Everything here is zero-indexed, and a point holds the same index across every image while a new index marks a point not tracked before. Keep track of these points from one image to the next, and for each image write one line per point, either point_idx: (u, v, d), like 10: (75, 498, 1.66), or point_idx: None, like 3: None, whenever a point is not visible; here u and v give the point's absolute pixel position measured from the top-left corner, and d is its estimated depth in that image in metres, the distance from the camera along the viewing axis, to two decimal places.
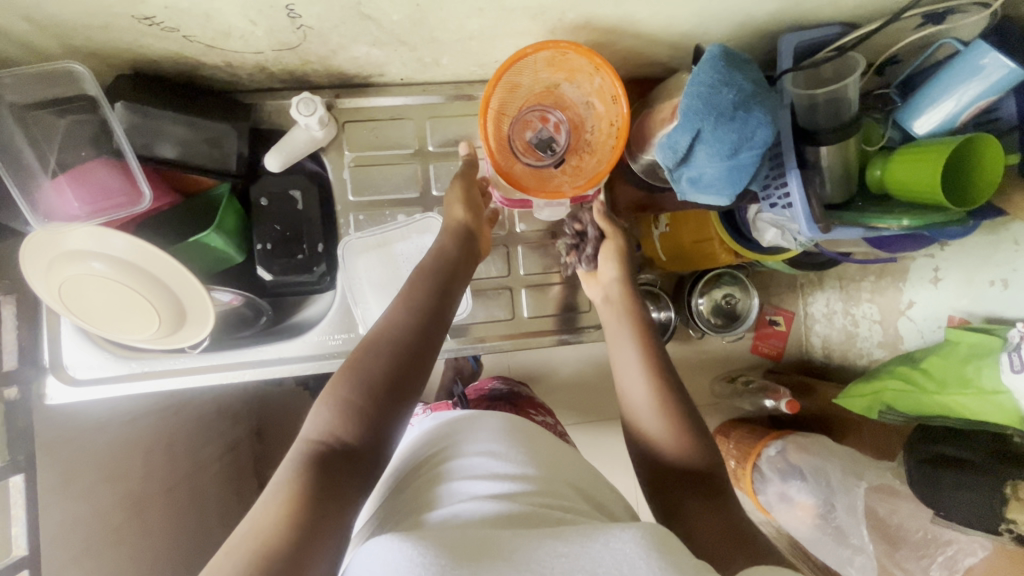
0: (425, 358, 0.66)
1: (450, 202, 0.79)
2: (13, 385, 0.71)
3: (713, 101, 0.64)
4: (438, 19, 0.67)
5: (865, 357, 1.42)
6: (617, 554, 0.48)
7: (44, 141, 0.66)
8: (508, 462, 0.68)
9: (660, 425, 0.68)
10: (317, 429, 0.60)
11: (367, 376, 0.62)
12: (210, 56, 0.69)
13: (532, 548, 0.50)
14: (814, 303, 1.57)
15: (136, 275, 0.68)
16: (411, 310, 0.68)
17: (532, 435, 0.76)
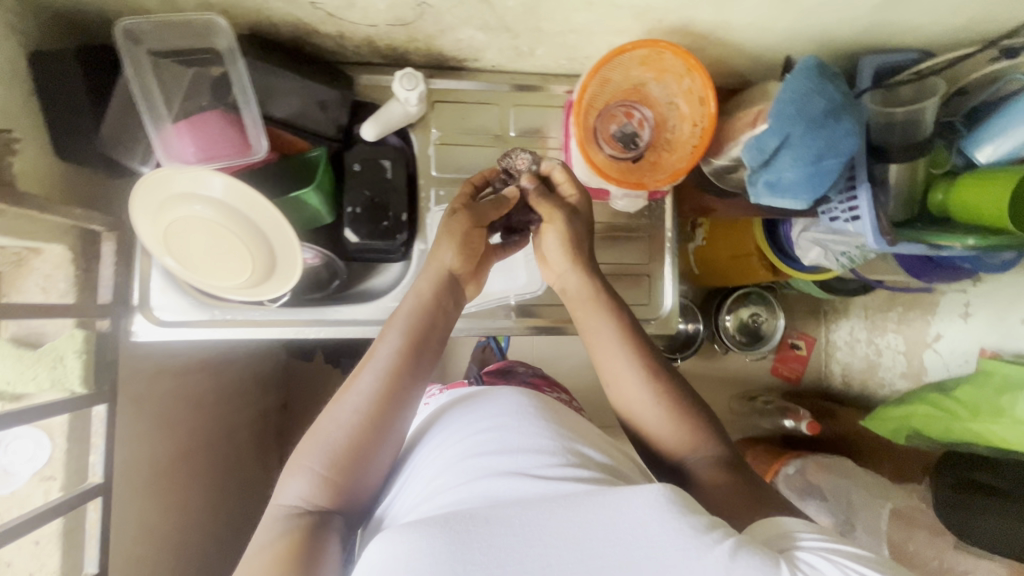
0: (398, 423, 0.65)
1: (446, 240, 0.73)
2: (107, 318, 0.75)
3: (805, 108, 0.68)
4: (548, 9, 0.71)
5: (886, 386, 1.43)
6: (640, 505, 0.49)
7: (171, 89, 0.72)
8: (507, 420, 0.65)
9: (660, 421, 0.70)
10: (291, 495, 0.61)
11: (337, 444, 0.62)
12: (327, 25, 0.73)
13: (538, 517, 0.49)
14: (837, 330, 1.57)
15: (238, 222, 0.71)
16: (384, 373, 0.66)
17: (537, 400, 0.70)
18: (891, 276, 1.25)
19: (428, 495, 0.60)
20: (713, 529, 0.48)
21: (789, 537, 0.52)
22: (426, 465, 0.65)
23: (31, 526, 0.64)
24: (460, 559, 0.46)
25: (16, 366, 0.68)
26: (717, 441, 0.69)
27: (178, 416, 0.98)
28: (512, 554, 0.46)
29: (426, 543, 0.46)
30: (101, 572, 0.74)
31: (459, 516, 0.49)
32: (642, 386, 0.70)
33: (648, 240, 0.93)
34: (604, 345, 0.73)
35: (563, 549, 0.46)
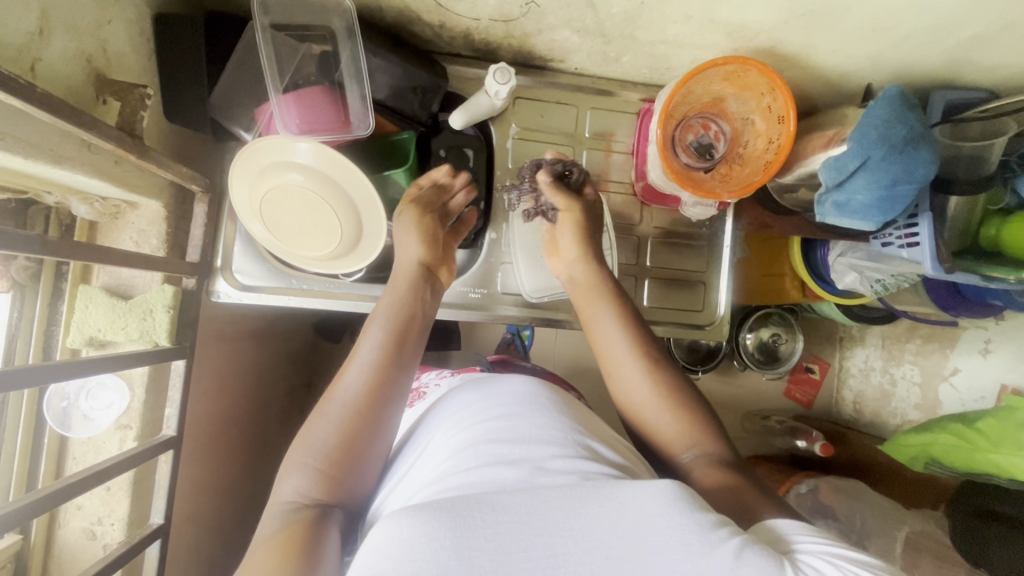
0: (386, 418, 0.66)
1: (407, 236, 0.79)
2: (195, 277, 0.76)
3: (887, 134, 0.71)
4: (649, 18, 0.75)
5: (897, 417, 1.40)
6: (648, 498, 0.47)
7: (284, 62, 0.72)
8: (516, 408, 0.63)
9: (667, 418, 0.68)
10: (290, 491, 0.60)
11: (328, 440, 0.62)
12: (432, 14, 0.76)
13: (546, 506, 0.46)
14: (851, 358, 1.57)
15: (332, 193, 0.74)
16: (369, 369, 0.67)
17: (549, 393, 0.68)
18: (918, 306, 1.22)
19: (434, 480, 0.58)
20: (720, 527, 0.46)
21: (792, 538, 0.49)
22: (434, 452, 0.64)
23: (112, 473, 0.65)
24: (464, 544, 0.43)
25: (109, 314, 0.70)
26: (716, 437, 0.67)
27: (227, 379, 1.00)
28: (517, 542, 0.44)
29: (429, 524, 0.44)
30: (165, 524, 0.74)
31: (462, 499, 0.47)
32: (637, 378, 0.70)
33: (707, 249, 0.97)
34: (605, 338, 0.74)
35: (570, 539, 0.44)
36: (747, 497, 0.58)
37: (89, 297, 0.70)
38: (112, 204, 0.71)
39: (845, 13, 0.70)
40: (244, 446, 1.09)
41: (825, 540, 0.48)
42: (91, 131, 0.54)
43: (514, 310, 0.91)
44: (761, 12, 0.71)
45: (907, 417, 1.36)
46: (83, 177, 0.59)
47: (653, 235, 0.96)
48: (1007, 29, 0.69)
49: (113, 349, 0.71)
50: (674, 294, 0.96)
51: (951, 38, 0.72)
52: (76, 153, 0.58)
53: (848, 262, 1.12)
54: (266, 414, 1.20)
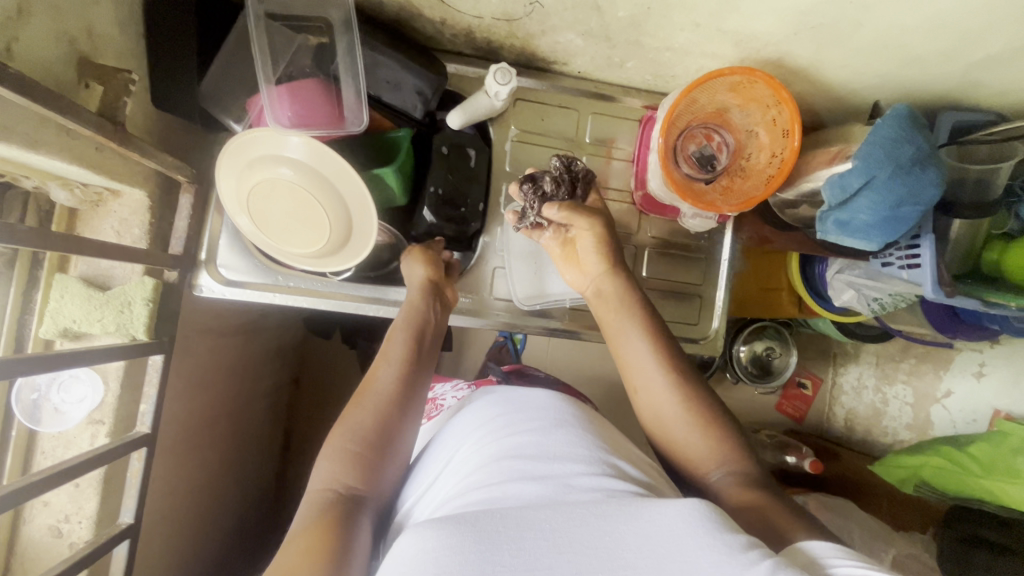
0: (412, 418, 0.67)
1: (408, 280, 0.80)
2: (177, 270, 0.74)
3: (894, 154, 0.70)
4: (656, 25, 0.73)
5: (889, 436, 1.39)
6: (675, 516, 0.45)
7: (278, 53, 0.70)
8: (543, 420, 0.63)
9: (697, 439, 0.66)
10: (323, 479, 0.61)
11: (365, 426, 0.64)
12: (433, 10, 0.74)
13: (572, 523, 0.45)
14: (844, 375, 1.56)
15: (321, 188, 0.71)
16: (400, 365, 0.70)
17: (577, 405, 0.68)
18: (913, 325, 1.20)
19: (459, 493, 0.57)
20: (750, 548, 0.43)
21: (825, 561, 0.47)
22: (459, 465, 0.63)
23: (82, 470, 0.63)
24: (489, 558, 0.42)
25: (84, 306, 0.68)
26: (744, 457, 0.65)
27: (210, 375, 0.97)
28: (541, 559, 0.42)
29: (451, 539, 0.43)
30: (136, 523, 0.72)
31: (487, 515, 0.46)
32: (667, 398, 0.68)
33: (705, 262, 0.95)
34: (634, 353, 0.72)
35: (596, 557, 0.43)
36: (781, 520, 0.56)
37: (66, 287, 0.68)
38: (93, 191, 0.68)
39: (857, 28, 0.68)
40: (227, 442, 1.07)
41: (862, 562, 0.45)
42: (70, 117, 0.52)
43: (505, 315, 0.89)
44: (771, 23, 0.70)
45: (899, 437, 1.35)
46: (61, 163, 0.57)
47: (651, 245, 0.94)
48: (1021, 52, 0.68)
49: (88, 342, 0.68)
50: (669, 307, 0.94)
51: (963, 58, 0.71)
52: (53, 139, 0.56)
53: (847, 280, 1.10)
54: (250, 411, 1.17)
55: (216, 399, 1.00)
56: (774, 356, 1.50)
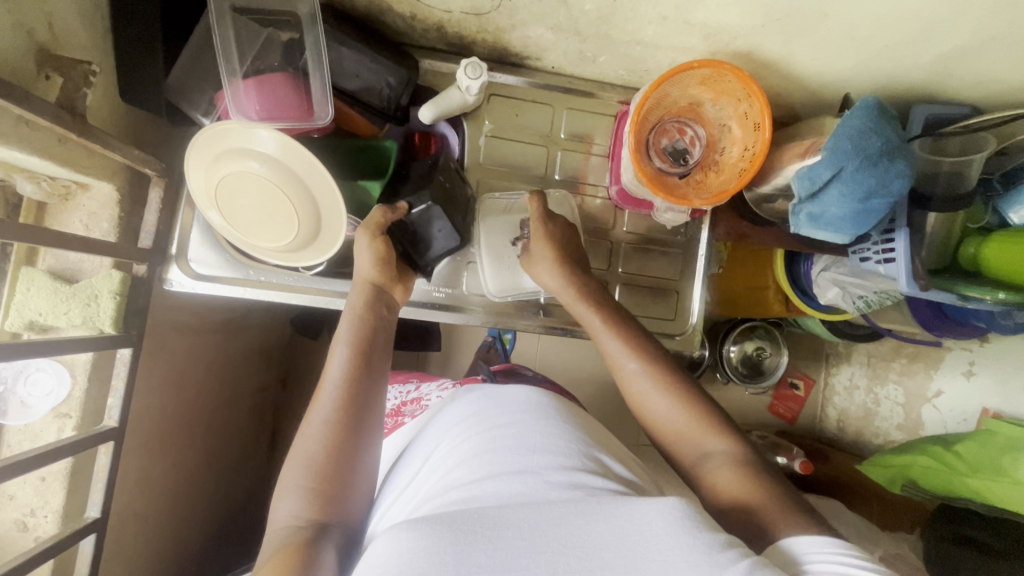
0: (367, 433, 0.67)
1: (360, 252, 0.76)
2: (145, 263, 0.74)
3: (862, 145, 0.69)
4: (623, 17, 0.73)
5: (880, 437, 1.38)
6: (656, 516, 0.46)
7: (244, 47, 0.71)
8: (521, 415, 0.63)
9: (682, 419, 0.68)
10: (284, 517, 0.61)
11: (314, 460, 0.63)
12: (402, 4, 0.75)
13: (551, 522, 0.45)
14: (836, 375, 1.54)
15: (289, 180, 0.71)
16: (341, 385, 0.68)
17: (554, 399, 0.67)
18: (903, 325, 1.20)
19: (439, 490, 0.57)
20: (729, 548, 0.44)
21: (805, 559, 0.49)
22: (440, 461, 0.63)
23: (44, 462, 0.63)
24: (464, 560, 0.42)
25: (50, 298, 0.68)
26: (737, 435, 0.66)
27: (188, 372, 0.97)
28: (519, 559, 0.43)
29: (428, 539, 0.43)
30: (103, 517, 0.72)
31: (465, 514, 0.46)
32: (659, 398, 0.69)
33: (682, 258, 0.94)
34: (622, 365, 0.73)
35: (574, 557, 0.43)
36: (776, 506, 0.58)
37: (32, 280, 0.68)
38: (60, 184, 0.68)
39: (824, 19, 0.68)
40: (208, 440, 1.07)
41: (843, 557, 0.48)
42: (24, 106, 0.52)
43: (479, 312, 0.89)
44: (737, 15, 0.70)
45: (890, 436, 1.34)
46: (21, 154, 0.57)
47: (626, 241, 0.93)
48: (989, 42, 0.68)
49: (54, 335, 0.68)
50: (645, 303, 0.94)
51: (932, 49, 0.70)
52: (11, 129, 0.56)
53: (832, 277, 1.09)
54: (233, 409, 1.17)
55: (194, 396, 1.00)
56: (766, 355, 1.50)
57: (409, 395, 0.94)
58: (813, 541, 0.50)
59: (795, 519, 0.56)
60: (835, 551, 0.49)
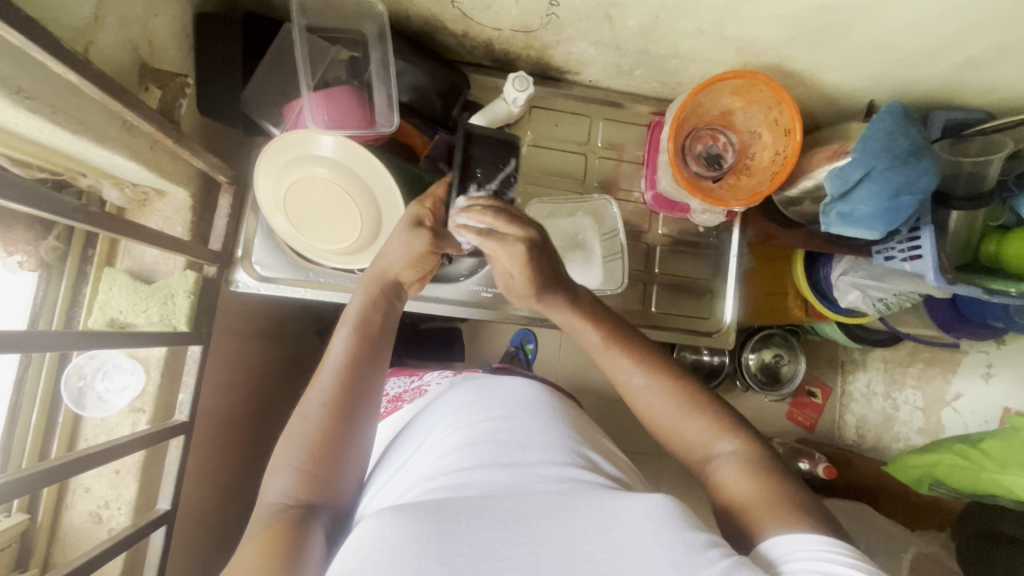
0: (363, 417, 0.63)
1: (396, 242, 0.70)
2: (215, 265, 0.78)
3: (890, 145, 0.74)
4: (662, 33, 0.79)
5: (900, 443, 1.34)
6: (640, 512, 0.48)
7: (314, 62, 0.76)
8: (517, 410, 0.65)
9: (670, 414, 0.64)
10: (276, 492, 0.58)
11: (310, 438, 0.60)
12: (455, 23, 0.81)
13: (535, 514, 0.47)
14: (854, 383, 1.50)
15: (355, 184, 0.76)
16: (342, 367, 0.64)
17: (548, 399, 0.69)
18: (921, 329, 1.19)
19: (426, 476, 0.58)
20: (709, 548, 0.46)
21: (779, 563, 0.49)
22: (430, 451, 0.63)
23: (128, 449, 0.65)
24: (448, 549, 0.43)
25: (131, 296, 0.72)
26: (745, 431, 0.62)
27: (236, 374, 1.00)
28: (501, 549, 0.44)
29: (411, 526, 0.44)
30: (172, 510, 0.74)
31: (451, 502, 0.48)
32: (659, 395, 0.65)
33: (714, 259, 0.99)
34: (624, 374, 0.67)
35: (555, 550, 0.45)
36: (784, 503, 0.54)
37: (114, 280, 0.72)
38: (141, 191, 0.73)
39: (850, 32, 0.74)
40: (247, 443, 1.09)
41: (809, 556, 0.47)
42: (135, 111, 0.56)
43: (525, 309, 0.92)
44: (769, 29, 0.75)
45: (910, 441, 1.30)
46: (122, 158, 0.62)
47: (661, 243, 0.98)
48: (1004, 51, 0.73)
49: (133, 332, 0.72)
50: (680, 302, 0.98)
51: (949, 59, 0.76)
52: (117, 135, 0.61)
53: (851, 280, 1.05)
54: (270, 417, 1.18)
55: (238, 399, 1.02)
56: (783, 363, 1.43)
57: (411, 384, 0.92)
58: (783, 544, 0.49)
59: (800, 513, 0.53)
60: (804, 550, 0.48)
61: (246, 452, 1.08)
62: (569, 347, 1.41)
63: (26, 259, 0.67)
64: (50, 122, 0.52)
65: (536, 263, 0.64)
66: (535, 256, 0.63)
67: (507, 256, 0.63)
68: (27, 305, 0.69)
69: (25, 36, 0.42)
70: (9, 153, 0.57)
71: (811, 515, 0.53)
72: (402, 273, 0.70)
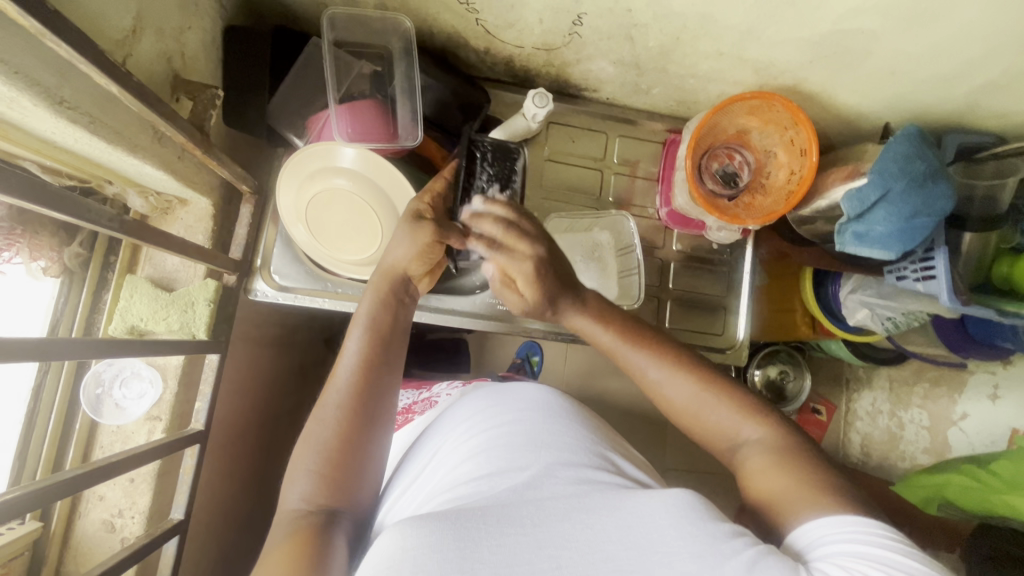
0: (381, 422, 0.64)
1: (404, 239, 0.70)
2: (236, 274, 0.78)
3: (907, 168, 0.75)
4: (681, 54, 0.81)
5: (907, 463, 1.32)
6: (658, 509, 0.48)
7: (340, 76, 0.77)
8: (529, 413, 0.65)
9: (705, 410, 0.64)
10: (295, 497, 0.58)
11: (327, 444, 0.60)
12: (478, 40, 0.82)
13: (554, 519, 0.48)
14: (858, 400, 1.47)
15: (375, 195, 0.77)
16: (358, 367, 0.65)
17: (561, 402, 0.70)
18: (927, 346, 1.19)
19: (445, 487, 0.58)
20: (735, 537, 0.46)
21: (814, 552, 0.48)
22: (445, 456, 0.63)
23: (145, 459, 0.65)
24: (469, 556, 0.44)
25: (152, 304, 0.72)
26: (761, 410, 0.62)
27: (247, 382, 1.00)
28: (521, 554, 0.45)
29: (431, 535, 0.45)
30: (186, 520, 0.73)
31: (469, 511, 0.48)
32: (676, 382, 0.65)
33: (727, 275, 0.99)
34: (642, 362, 0.68)
35: (576, 551, 0.45)
36: (808, 485, 0.53)
37: (135, 287, 0.72)
38: (165, 199, 0.74)
39: (868, 56, 0.75)
40: (256, 452, 1.08)
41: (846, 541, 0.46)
42: (170, 122, 0.57)
43: (538, 323, 0.92)
44: (788, 52, 0.77)
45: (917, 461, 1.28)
46: (152, 167, 0.63)
47: (675, 259, 0.98)
48: (1020, 77, 0.74)
49: (152, 339, 0.72)
50: (692, 317, 0.98)
51: (963, 85, 0.78)
52: (148, 144, 0.61)
53: (860, 299, 1.06)
54: (278, 426, 1.18)
55: (248, 407, 1.02)
56: (789, 380, 1.41)
57: (421, 395, 0.92)
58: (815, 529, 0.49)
59: (829, 491, 0.52)
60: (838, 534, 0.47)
61: (254, 461, 1.08)
62: (577, 361, 1.41)
63: (49, 265, 0.67)
64: (87, 132, 0.53)
65: (544, 277, 0.67)
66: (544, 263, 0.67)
67: (521, 252, 0.66)
68: (47, 311, 0.69)
69: (72, 48, 0.42)
70: (41, 160, 0.58)
71: (837, 489, 0.52)
72: (411, 265, 0.70)
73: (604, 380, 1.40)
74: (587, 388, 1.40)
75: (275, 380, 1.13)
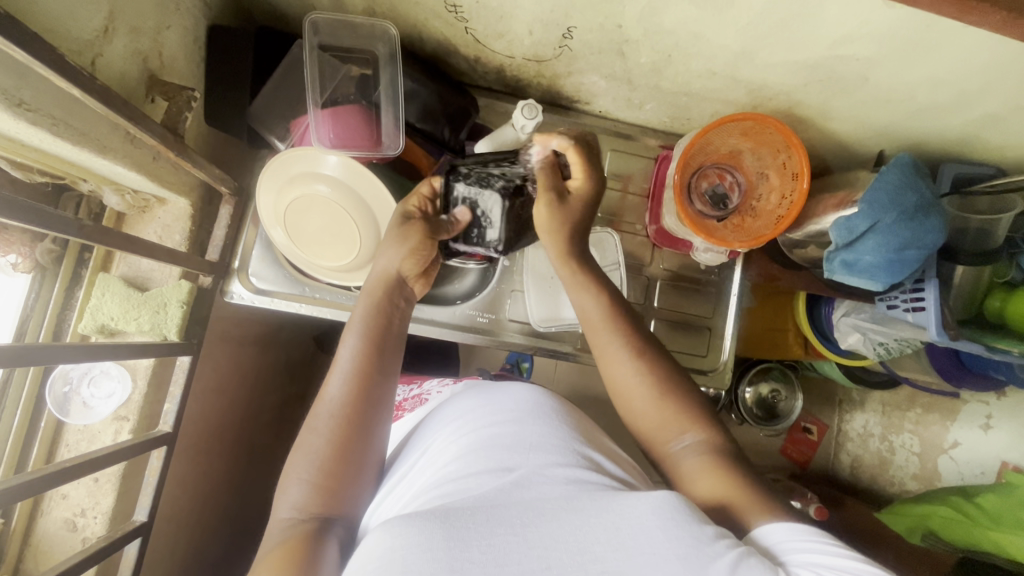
0: (375, 423, 0.63)
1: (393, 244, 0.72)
2: (211, 276, 0.78)
3: (898, 200, 0.73)
4: (673, 71, 0.79)
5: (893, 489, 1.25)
6: (647, 511, 0.46)
7: (323, 80, 0.77)
8: (516, 415, 0.61)
9: (660, 419, 0.62)
10: (288, 507, 0.57)
11: (321, 452, 0.59)
12: (468, 49, 0.81)
13: (542, 518, 0.46)
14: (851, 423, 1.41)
15: (356, 204, 0.76)
16: (352, 376, 0.64)
17: (549, 400, 0.66)
18: (918, 373, 1.11)
19: (433, 484, 0.56)
20: (719, 539, 0.44)
21: (782, 553, 0.46)
22: (434, 456, 0.61)
23: (111, 460, 0.64)
24: (457, 556, 0.42)
25: (123, 304, 0.71)
26: (713, 425, 0.62)
27: (227, 379, 0.99)
28: (512, 555, 0.43)
29: (420, 534, 0.43)
30: (148, 523, 0.72)
31: (457, 511, 0.46)
32: (630, 377, 0.65)
33: (714, 296, 0.98)
34: (608, 348, 0.67)
35: (565, 551, 0.43)
36: (750, 495, 0.54)
37: (107, 286, 0.71)
38: (142, 198, 0.72)
39: (864, 83, 0.73)
40: (236, 453, 1.07)
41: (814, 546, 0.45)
42: (139, 125, 0.56)
43: (519, 337, 0.91)
44: (782, 75, 0.75)
45: (904, 487, 1.21)
46: (123, 168, 0.62)
47: (662, 277, 0.97)
48: (1018, 112, 0.72)
49: (122, 339, 0.71)
50: (679, 339, 0.96)
51: (962, 116, 0.75)
52: (119, 145, 0.61)
53: (852, 322, 1.01)
54: (261, 424, 1.17)
55: (229, 402, 1.01)
56: (780, 398, 1.35)
57: (411, 392, 0.90)
58: (789, 533, 0.47)
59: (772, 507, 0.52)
60: (816, 539, 0.46)
61: (236, 457, 1.07)
62: (566, 370, 1.38)
63: (20, 260, 0.67)
64: (50, 134, 0.52)
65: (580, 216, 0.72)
66: (586, 203, 0.73)
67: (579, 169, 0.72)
68: (19, 307, 0.69)
69: (26, 52, 0.42)
70: (9, 157, 0.57)
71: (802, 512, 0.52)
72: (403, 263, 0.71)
73: (592, 393, 1.38)
74: (575, 401, 1.37)
75: (258, 377, 1.12)
